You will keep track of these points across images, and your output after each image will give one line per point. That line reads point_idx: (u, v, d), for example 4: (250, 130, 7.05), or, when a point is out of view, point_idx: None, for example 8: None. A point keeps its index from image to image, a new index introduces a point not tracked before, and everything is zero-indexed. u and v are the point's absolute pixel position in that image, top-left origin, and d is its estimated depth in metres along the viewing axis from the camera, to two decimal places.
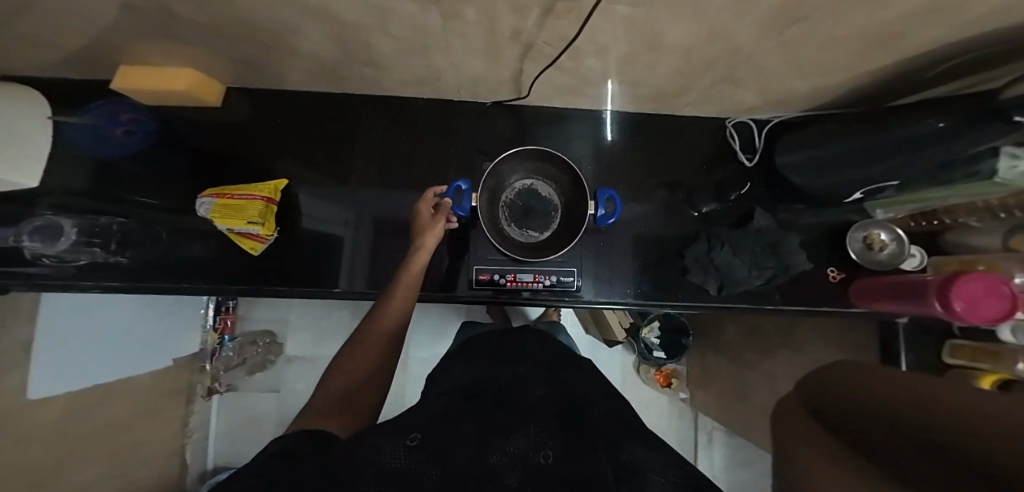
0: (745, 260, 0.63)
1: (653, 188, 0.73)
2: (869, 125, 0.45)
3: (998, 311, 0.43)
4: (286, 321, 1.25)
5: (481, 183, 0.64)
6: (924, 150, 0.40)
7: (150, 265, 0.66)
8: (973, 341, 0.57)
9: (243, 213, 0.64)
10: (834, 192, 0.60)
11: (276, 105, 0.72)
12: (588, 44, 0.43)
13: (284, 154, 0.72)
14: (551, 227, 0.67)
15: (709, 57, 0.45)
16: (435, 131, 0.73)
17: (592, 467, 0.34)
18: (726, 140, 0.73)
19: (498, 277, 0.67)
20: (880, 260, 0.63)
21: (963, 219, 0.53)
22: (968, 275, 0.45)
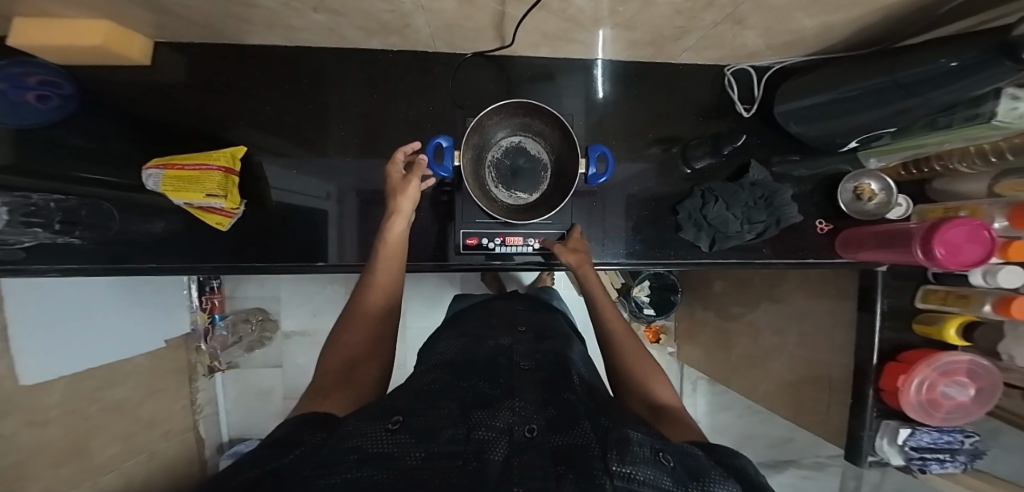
0: (738, 214, 0.63)
1: (646, 145, 0.70)
2: (876, 67, 0.42)
3: (977, 255, 0.44)
4: (278, 298, 1.21)
5: (465, 140, 0.59)
6: (930, 91, 0.37)
7: (107, 245, 0.62)
8: (947, 287, 0.60)
9: (201, 185, 0.59)
10: (830, 142, 0.58)
11: (232, 62, 0.64)
12: None
13: (248, 118, 0.65)
14: (541, 188, 0.64)
15: None
16: (414, 88, 0.67)
17: (579, 437, 0.34)
18: (724, 89, 0.69)
19: (487, 241, 0.65)
20: (868, 210, 0.63)
21: (954, 165, 0.51)
22: (954, 221, 0.44)
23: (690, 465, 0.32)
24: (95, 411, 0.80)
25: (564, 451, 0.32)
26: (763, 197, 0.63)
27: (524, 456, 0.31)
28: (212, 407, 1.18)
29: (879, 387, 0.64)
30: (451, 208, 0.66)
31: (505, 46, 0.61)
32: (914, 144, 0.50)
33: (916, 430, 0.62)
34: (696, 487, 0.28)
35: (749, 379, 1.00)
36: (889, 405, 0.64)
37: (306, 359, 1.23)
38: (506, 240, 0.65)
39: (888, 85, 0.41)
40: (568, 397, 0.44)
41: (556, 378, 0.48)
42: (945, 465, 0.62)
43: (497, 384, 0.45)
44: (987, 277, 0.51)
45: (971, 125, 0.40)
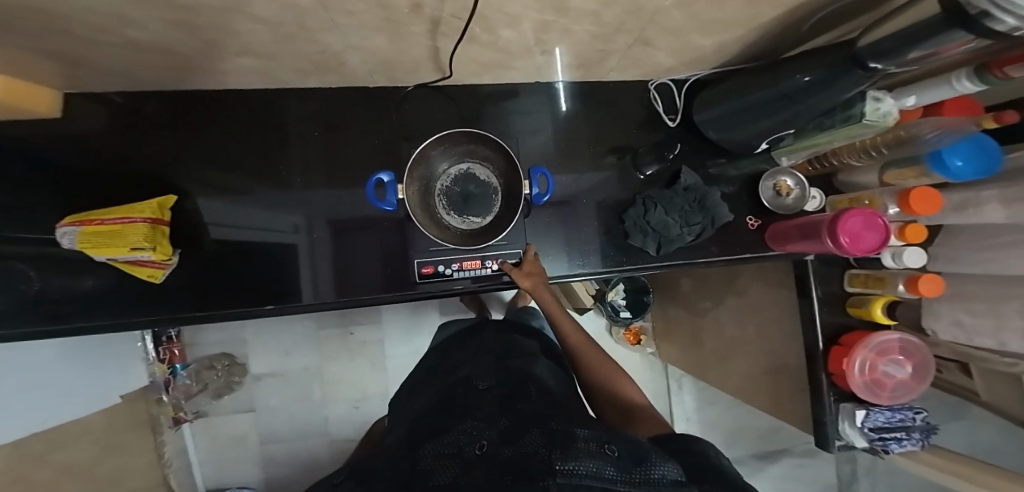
0: (676, 218, 0.67)
1: (590, 160, 0.73)
2: (762, 80, 0.48)
3: (875, 240, 0.50)
4: (244, 340, 1.18)
5: (410, 173, 0.61)
6: (807, 98, 0.43)
7: (28, 305, 0.58)
8: (866, 270, 0.65)
9: (124, 239, 0.55)
10: (746, 145, 0.63)
11: (162, 107, 0.63)
12: (496, 14, 0.41)
13: (185, 161, 0.64)
14: (493, 210, 0.66)
15: (618, 19, 0.44)
16: (357, 120, 0.69)
17: (528, 444, 0.36)
18: (652, 102, 0.74)
19: (442, 268, 0.66)
20: (788, 205, 0.68)
21: (846, 160, 0.58)
22: (851, 212, 0.50)
23: (635, 451, 0.33)
24: (66, 470, 0.74)
25: (513, 460, 0.34)
26: (699, 204, 0.67)
27: (472, 472, 0.33)
28: (185, 461, 1.13)
29: (829, 371, 0.68)
30: (405, 235, 0.67)
31: (445, 77, 0.64)
32: (811, 143, 0.56)
33: (870, 410, 0.65)
34: (637, 473, 0.30)
35: (723, 372, 1.04)
36: (842, 388, 0.67)
37: (280, 399, 1.19)
38: (463, 264, 0.66)
39: (774, 96, 0.46)
40: (521, 408, 0.46)
41: (512, 392, 0.50)
42: (905, 443, 0.65)
43: (459, 415, 0.46)
44: (897, 258, 0.57)
45: (846, 126, 0.46)
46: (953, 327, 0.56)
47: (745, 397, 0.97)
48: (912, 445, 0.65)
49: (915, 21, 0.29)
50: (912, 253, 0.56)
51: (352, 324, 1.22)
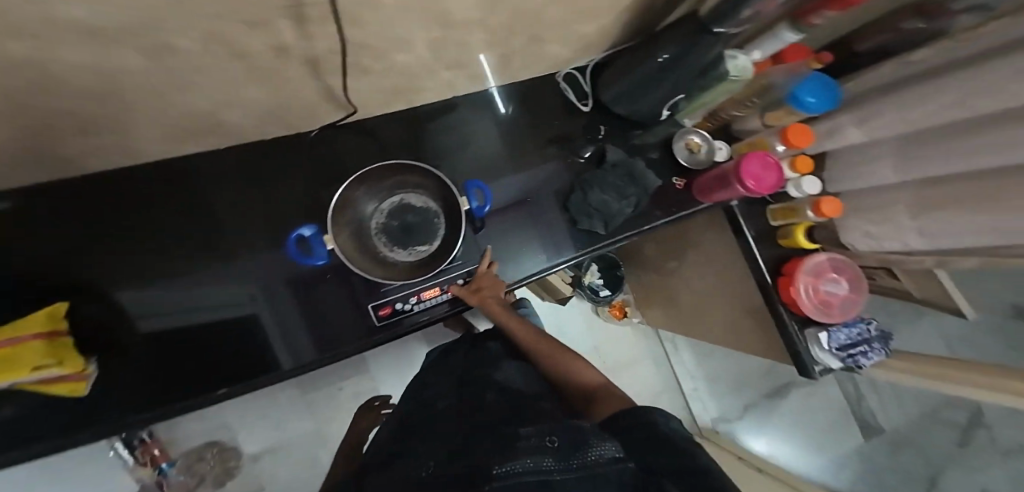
0: (613, 193, 0.70)
1: (521, 163, 0.75)
2: (647, 56, 0.58)
3: (771, 178, 0.58)
4: (227, 423, 1.09)
5: (338, 220, 0.60)
6: (685, 62, 0.54)
7: None
8: (781, 203, 0.71)
9: (12, 364, 0.42)
10: (650, 117, 0.71)
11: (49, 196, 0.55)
12: (379, 40, 0.41)
13: (71, 249, 0.54)
14: (438, 233, 0.66)
15: (499, 19, 0.46)
16: (288, 168, 0.66)
17: (481, 458, 0.46)
18: (563, 93, 0.77)
19: (400, 304, 0.65)
20: (702, 160, 0.72)
21: (731, 113, 0.69)
22: (745, 159, 0.58)
23: (572, 438, 0.44)
24: None
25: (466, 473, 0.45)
26: (633, 178, 0.71)
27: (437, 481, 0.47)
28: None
29: (784, 300, 0.71)
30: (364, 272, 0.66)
31: (352, 112, 0.64)
32: (700, 102, 0.65)
33: (830, 330, 0.70)
34: (571, 459, 0.42)
35: (703, 322, 1.09)
36: (799, 315, 0.71)
37: (285, 472, 1.13)
38: (423, 294, 0.67)
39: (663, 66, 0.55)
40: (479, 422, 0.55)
41: (472, 406, 0.59)
42: (871, 355, 0.68)
43: (426, 445, 0.57)
44: (800, 189, 0.65)
45: (719, 82, 0.58)
46: (866, 237, 0.64)
47: (729, 341, 1.02)
48: (878, 356, 0.69)
49: None
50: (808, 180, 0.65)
51: (340, 379, 1.17)
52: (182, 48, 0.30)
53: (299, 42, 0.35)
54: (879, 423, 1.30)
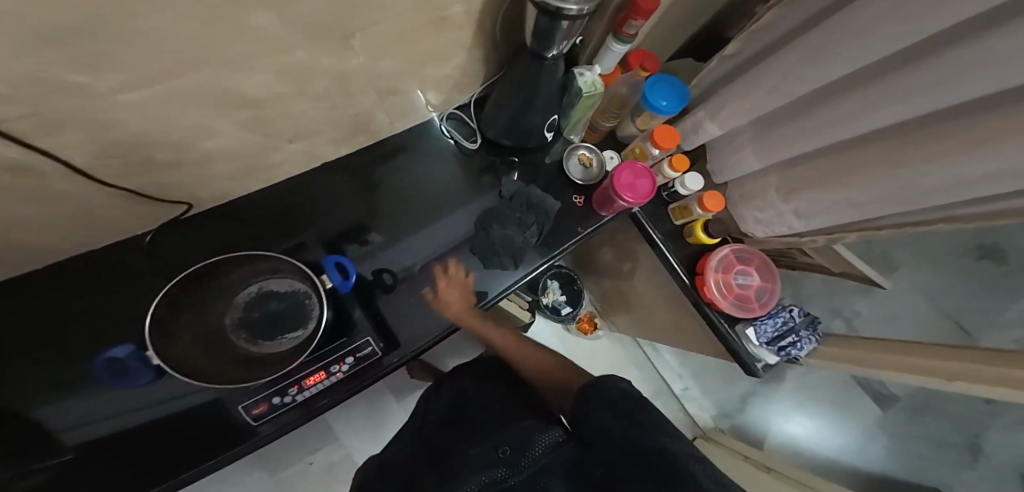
0: (513, 228, 0.65)
1: (417, 218, 0.66)
2: (505, 87, 0.61)
3: (644, 186, 0.60)
4: None
5: (169, 330, 0.45)
6: (540, 84, 0.57)
7: None
8: (678, 201, 0.71)
9: None
10: (534, 141, 0.69)
11: None
12: (178, 132, 0.39)
13: None
14: (313, 316, 0.51)
15: (314, 85, 0.44)
16: (208, 243, 0.55)
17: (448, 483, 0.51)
18: (448, 138, 0.70)
19: (276, 399, 0.51)
20: (595, 173, 0.72)
21: (602, 125, 0.71)
22: (616, 171, 0.60)
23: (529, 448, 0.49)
24: None
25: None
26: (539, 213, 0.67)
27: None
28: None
29: (705, 300, 0.70)
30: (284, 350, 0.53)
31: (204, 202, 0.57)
32: (574, 121, 0.68)
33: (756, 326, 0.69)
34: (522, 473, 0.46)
35: (665, 323, 1.06)
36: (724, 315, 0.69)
37: None
38: (310, 379, 0.53)
39: (522, 92, 0.59)
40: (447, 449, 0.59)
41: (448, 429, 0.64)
42: (801, 345, 0.68)
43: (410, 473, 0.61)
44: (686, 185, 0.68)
45: (578, 99, 0.62)
46: (758, 222, 0.67)
47: (693, 339, 0.98)
48: (809, 343, 0.69)
49: None
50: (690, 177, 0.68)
51: (308, 453, 1.10)
52: None
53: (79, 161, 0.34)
54: (892, 392, 1.19)
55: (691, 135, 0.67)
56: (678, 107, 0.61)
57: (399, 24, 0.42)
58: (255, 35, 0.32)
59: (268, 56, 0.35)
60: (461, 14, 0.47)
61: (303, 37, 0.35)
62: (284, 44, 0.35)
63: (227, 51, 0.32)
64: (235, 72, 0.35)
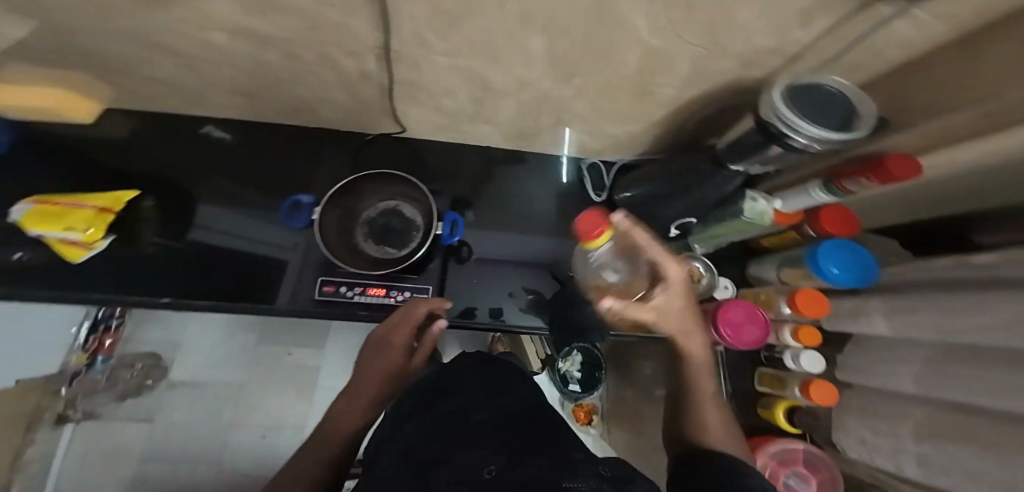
0: (586, 294, 0.67)
1: (511, 221, 0.75)
2: (661, 171, 0.63)
3: (754, 332, 0.60)
4: (180, 344, 1.07)
5: (336, 199, 0.67)
6: (701, 185, 0.58)
7: None
8: (773, 370, 0.75)
9: (65, 220, 0.61)
10: (658, 229, 0.70)
11: (224, 128, 0.73)
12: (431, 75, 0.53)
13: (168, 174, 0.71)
14: (411, 245, 0.67)
15: (530, 95, 0.56)
16: (390, 160, 0.74)
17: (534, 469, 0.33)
18: (581, 178, 0.76)
19: (345, 288, 0.65)
20: (699, 290, 0.69)
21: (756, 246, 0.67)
22: (734, 304, 0.61)
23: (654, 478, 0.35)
24: None
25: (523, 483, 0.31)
26: None
27: None
28: (44, 469, 0.94)
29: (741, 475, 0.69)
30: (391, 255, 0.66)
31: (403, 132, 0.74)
32: (710, 236, 0.66)
33: None
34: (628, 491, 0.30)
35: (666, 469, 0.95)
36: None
37: (181, 415, 1.03)
38: (369, 289, 0.66)
39: (673, 186, 0.61)
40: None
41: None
42: None
43: None
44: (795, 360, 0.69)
45: (732, 219, 0.59)
46: (862, 444, 0.58)
47: None
48: None
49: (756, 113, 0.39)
50: (810, 359, 0.66)
51: (293, 345, 1.10)
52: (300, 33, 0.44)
53: (366, 51, 0.48)
54: None
55: (856, 317, 0.62)
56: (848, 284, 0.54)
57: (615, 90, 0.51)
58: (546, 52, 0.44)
59: (516, 58, 0.47)
60: (655, 115, 0.55)
61: (571, 64, 0.47)
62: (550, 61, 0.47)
63: (505, 42, 0.43)
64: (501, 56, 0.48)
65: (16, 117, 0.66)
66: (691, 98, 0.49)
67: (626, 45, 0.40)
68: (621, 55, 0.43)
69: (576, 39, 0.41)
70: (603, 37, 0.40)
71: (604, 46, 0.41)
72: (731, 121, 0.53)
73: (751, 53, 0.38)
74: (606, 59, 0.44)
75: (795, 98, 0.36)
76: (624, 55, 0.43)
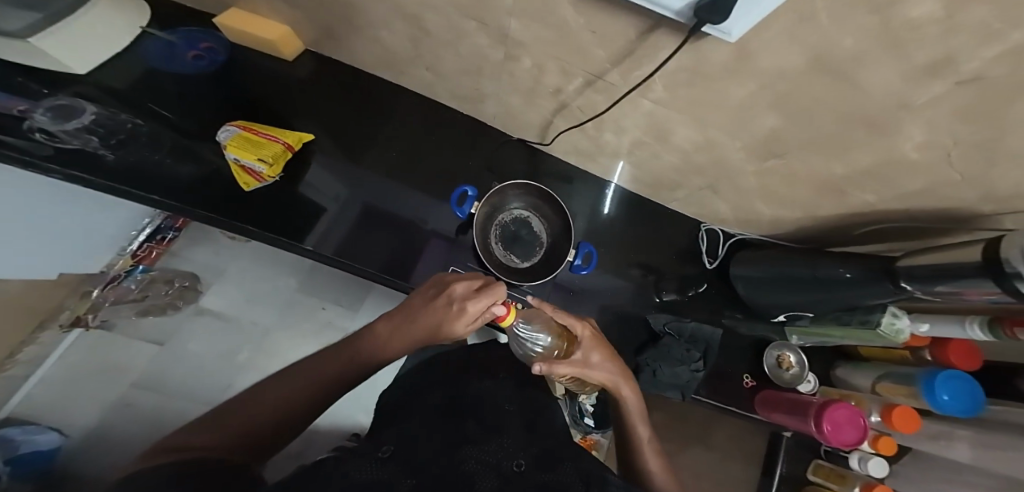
0: (683, 358, 0.72)
1: (618, 255, 0.79)
2: (800, 258, 0.63)
3: (853, 435, 0.64)
4: (223, 270, 0.94)
5: (485, 197, 0.66)
6: (839, 290, 0.57)
7: (135, 168, 0.66)
8: (831, 464, 0.79)
9: (258, 149, 0.68)
10: (761, 310, 0.73)
11: (383, 94, 0.81)
12: (625, 115, 0.57)
13: (322, 126, 0.78)
14: (533, 259, 0.69)
15: (702, 164, 0.58)
16: (525, 170, 0.79)
17: (563, 478, 0.38)
18: (696, 241, 0.80)
19: None
20: (786, 378, 0.74)
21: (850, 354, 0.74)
22: (838, 405, 0.64)
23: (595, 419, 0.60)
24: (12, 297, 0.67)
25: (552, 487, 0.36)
26: (709, 352, 0.73)
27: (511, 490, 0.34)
28: (30, 366, 0.74)
29: None
30: (417, 245, 0.75)
31: (542, 143, 0.77)
32: (816, 332, 0.70)
33: None
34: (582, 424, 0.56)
35: None
36: None
37: (201, 346, 0.88)
38: None
39: (810, 280, 0.60)
40: (549, 441, 0.46)
41: (534, 423, 0.50)
42: None
43: (475, 424, 0.46)
44: (861, 463, 0.73)
45: (861, 326, 0.62)
46: None
47: None
48: None
49: (956, 258, 0.45)
50: (876, 462, 0.72)
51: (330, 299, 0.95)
52: (547, 36, 0.50)
53: (588, 70, 0.53)
54: None
55: (938, 439, 0.71)
56: (954, 412, 0.60)
57: (796, 188, 0.54)
58: (770, 139, 0.47)
59: (729, 131, 0.49)
60: (815, 217, 0.58)
61: (780, 156, 0.49)
62: (757, 149, 0.50)
63: (734, 115, 0.46)
64: (709, 126, 0.50)
65: (233, 41, 0.77)
66: (870, 213, 0.52)
67: (872, 151, 0.41)
68: (838, 165, 0.46)
69: (824, 131, 0.42)
70: (857, 138, 0.40)
71: (839, 154, 0.44)
72: (895, 239, 0.55)
73: (998, 192, 0.38)
74: (820, 163, 0.47)
75: None
76: (843, 166, 0.46)
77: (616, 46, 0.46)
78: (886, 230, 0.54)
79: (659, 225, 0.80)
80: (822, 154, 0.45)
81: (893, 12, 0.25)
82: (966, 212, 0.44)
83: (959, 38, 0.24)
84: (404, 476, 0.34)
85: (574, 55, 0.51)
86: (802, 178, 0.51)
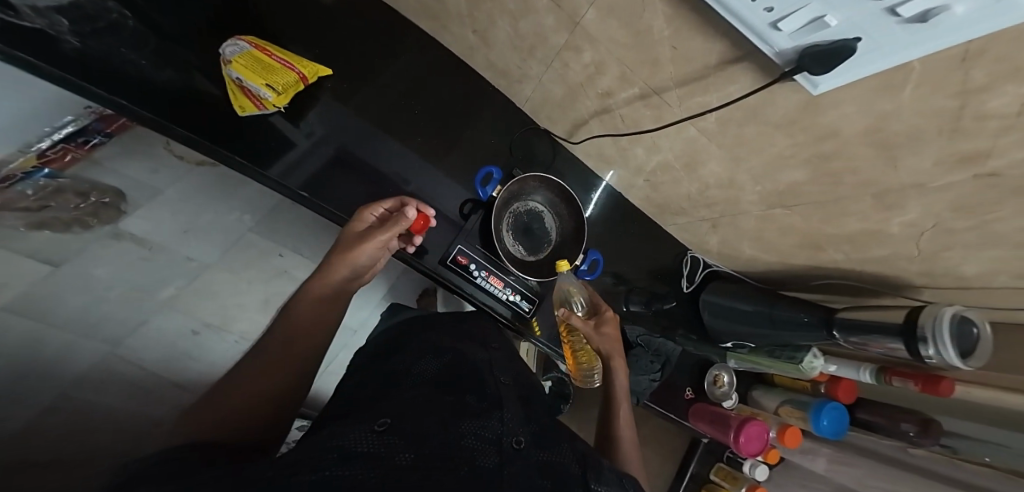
0: (643, 368, 0.79)
1: (611, 264, 0.83)
2: (759, 295, 0.74)
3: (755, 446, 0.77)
4: (161, 191, 0.50)
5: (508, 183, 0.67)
6: (786, 330, 0.68)
7: (99, 65, 0.50)
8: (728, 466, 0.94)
9: (268, 74, 0.56)
10: (714, 334, 0.84)
11: (413, 43, 0.73)
12: (665, 137, 0.60)
13: (335, 55, 0.67)
14: (540, 254, 0.71)
15: (716, 198, 0.65)
16: (544, 163, 0.78)
17: (562, 464, 0.35)
18: (679, 263, 0.88)
19: (473, 267, 0.67)
20: (717, 394, 0.85)
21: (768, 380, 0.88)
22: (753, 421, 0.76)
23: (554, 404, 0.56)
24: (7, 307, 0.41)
25: (553, 475, 0.32)
26: (665, 365, 0.81)
27: (517, 474, 0.29)
28: None
29: None
30: None
31: (567, 141, 0.77)
32: (752, 359, 0.82)
33: None
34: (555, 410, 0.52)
35: None
36: None
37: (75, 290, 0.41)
38: (490, 275, 0.68)
39: (763, 316, 0.71)
40: (543, 423, 0.44)
41: (526, 401, 0.46)
42: None
43: (471, 394, 0.39)
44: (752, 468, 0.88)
45: (788, 361, 0.75)
46: None
47: None
48: None
49: (881, 317, 0.56)
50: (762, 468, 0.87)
51: None
52: (619, 41, 0.51)
53: (647, 86, 0.54)
54: None
55: (809, 455, 0.89)
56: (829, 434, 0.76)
57: (783, 240, 0.63)
58: (789, 193, 0.54)
59: (758, 177, 0.56)
60: (786, 264, 0.69)
61: (789, 209, 0.57)
62: (772, 197, 0.57)
63: (769, 165, 0.53)
64: (742, 168, 0.56)
65: None
66: (830, 270, 0.63)
67: (867, 219, 0.49)
68: (830, 227, 0.55)
69: (838, 195, 0.49)
70: (860, 207, 0.48)
71: (837, 219, 0.52)
72: (838, 294, 0.68)
73: (938, 271, 0.49)
74: (816, 223, 0.56)
75: (957, 330, 0.47)
76: (833, 229, 0.55)
77: (687, 70, 0.48)
78: (834, 285, 0.66)
79: (651, 243, 0.86)
80: (825, 215, 0.53)
81: (974, 100, 0.29)
82: (902, 283, 0.56)
83: (1010, 137, 0.29)
84: (401, 447, 0.26)
85: (640, 67, 0.52)
86: (795, 232, 0.60)
